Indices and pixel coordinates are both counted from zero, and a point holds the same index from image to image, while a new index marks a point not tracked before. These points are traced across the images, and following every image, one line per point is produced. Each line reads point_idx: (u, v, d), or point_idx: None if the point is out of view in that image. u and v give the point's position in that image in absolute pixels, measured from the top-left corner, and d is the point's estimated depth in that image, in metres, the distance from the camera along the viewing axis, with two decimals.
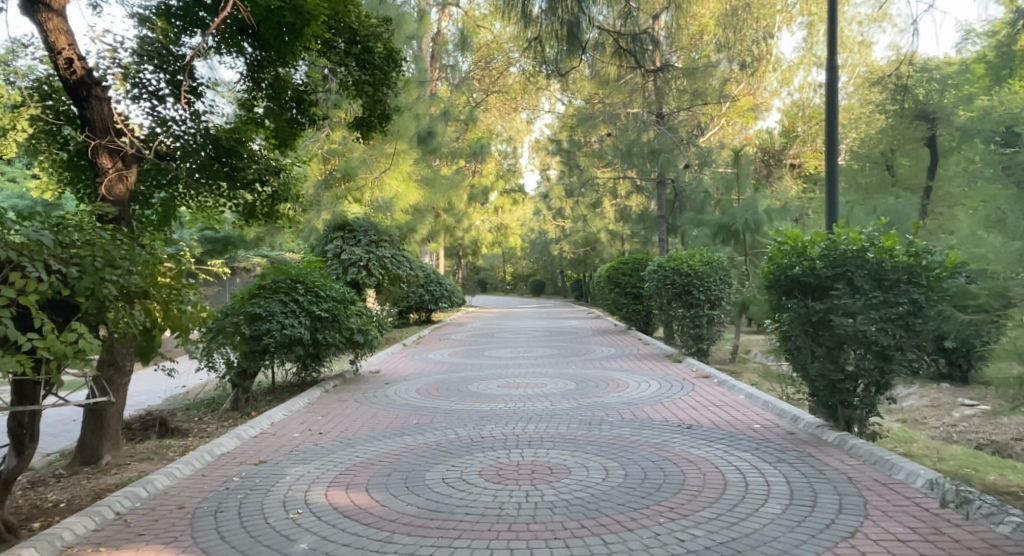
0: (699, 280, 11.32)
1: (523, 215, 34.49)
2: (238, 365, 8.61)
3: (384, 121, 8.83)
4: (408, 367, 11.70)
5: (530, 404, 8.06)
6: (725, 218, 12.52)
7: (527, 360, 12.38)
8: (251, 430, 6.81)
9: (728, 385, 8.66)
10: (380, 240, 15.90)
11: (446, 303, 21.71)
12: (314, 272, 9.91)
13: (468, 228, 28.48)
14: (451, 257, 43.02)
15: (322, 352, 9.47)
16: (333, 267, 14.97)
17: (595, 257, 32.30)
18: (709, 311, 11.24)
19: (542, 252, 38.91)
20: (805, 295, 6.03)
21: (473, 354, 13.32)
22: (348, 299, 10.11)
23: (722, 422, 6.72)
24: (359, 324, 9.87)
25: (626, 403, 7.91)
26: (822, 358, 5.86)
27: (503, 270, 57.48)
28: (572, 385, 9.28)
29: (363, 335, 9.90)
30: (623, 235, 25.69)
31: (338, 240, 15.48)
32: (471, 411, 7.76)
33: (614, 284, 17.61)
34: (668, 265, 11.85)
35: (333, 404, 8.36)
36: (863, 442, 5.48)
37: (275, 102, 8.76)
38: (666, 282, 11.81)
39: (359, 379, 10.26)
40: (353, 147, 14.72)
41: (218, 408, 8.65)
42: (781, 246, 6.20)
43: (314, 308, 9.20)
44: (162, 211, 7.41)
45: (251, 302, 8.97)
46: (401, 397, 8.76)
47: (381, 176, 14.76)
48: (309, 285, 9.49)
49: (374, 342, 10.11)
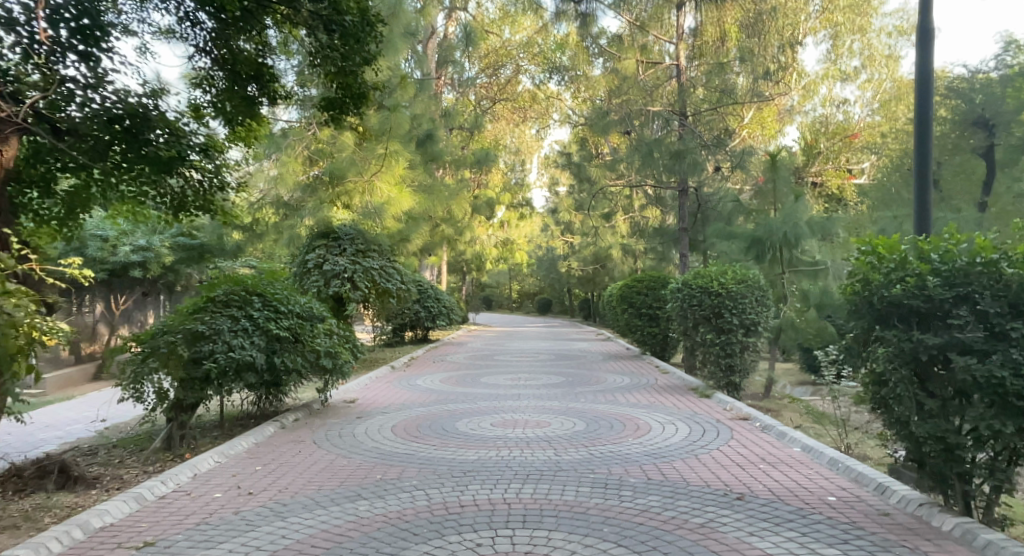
0: (731, 300, 9.62)
1: (530, 230, 33.00)
2: (173, 398, 7.05)
3: (364, 102, 7.55)
4: (391, 396, 10.07)
5: (528, 453, 6.43)
6: (759, 231, 11.00)
7: (527, 389, 10.76)
8: (161, 487, 5.22)
9: (776, 432, 7.02)
10: (368, 249, 14.29)
11: (444, 322, 20.13)
12: (276, 283, 8.39)
13: (471, 242, 27.00)
14: (455, 272, 41.51)
15: (281, 379, 7.88)
16: (314, 278, 13.41)
17: (605, 274, 30.74)
18: (743, 338, 9.59)
19: (550, 269, 37.34)
20: (907, 324, 4.44)
21: (468, 381, 11.68)
22: (317, 315, 8.56)
23: (782, 491, 5.08)
24: (329, 346, 8.30)
25: (649, 454, 6.29)
26: (934, 414, 4.24)
27: (510, 287, 55.83)
28: (581, 426, 7.64)
29: (334, 359, 8.33)
30: (635, 252, 24.14)
31: (321, 249, 13.92)
32: (453, 461, 6.14)
33: (628, 304, 16.02)
34: (693, 283, 10.15)
35: (285, 445, 6.77)
36: (1003, 538, 3.85)
37: (232, 78, 7.47)
38: (692, 304, 10.09)
39: (328, 411, 8.67)
40: (340, 145, 13.40)
41: (146, 448, 7.07)
42: (868, 257, 4.65)
43: (271, 326, 7.62)
44: (68, 203, 5.98)
45: (194, 318, 7.39)
46: (369, 438, 7.14)
47: (370, 179, 13.41)
48: (268, 299, 7.94)
49: (347, 366, 8.54)
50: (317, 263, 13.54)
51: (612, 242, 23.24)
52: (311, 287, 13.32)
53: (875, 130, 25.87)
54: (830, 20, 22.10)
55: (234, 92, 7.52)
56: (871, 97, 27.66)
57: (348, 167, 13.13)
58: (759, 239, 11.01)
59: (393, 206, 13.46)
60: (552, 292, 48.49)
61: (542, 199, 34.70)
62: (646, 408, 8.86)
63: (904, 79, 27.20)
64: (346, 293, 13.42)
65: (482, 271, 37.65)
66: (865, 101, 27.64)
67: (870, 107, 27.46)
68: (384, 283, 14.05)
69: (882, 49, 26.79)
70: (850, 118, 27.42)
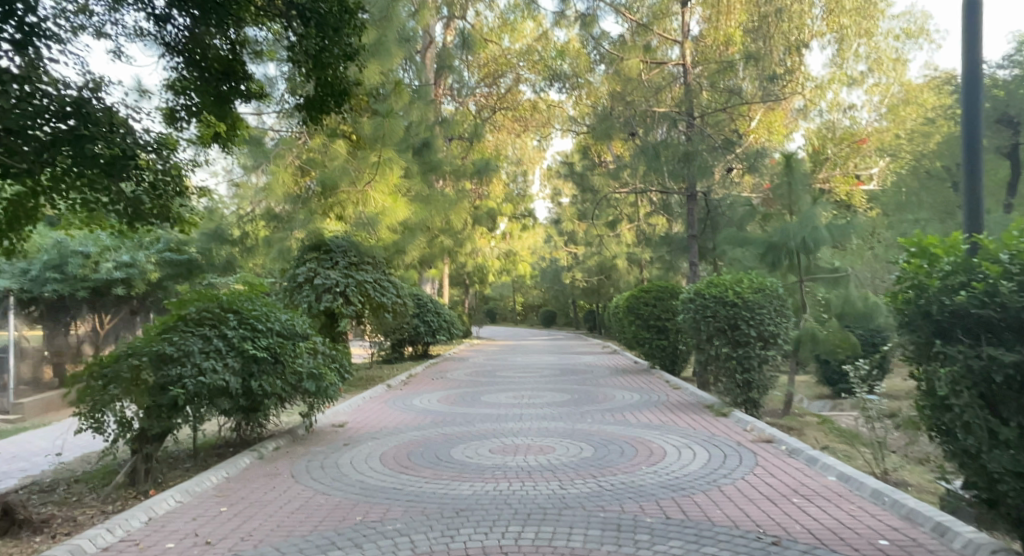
0: (747, 310, 8.89)
1: (533, 242, 32.36)
2: (137, 428, 6.37)
3: (346, 98, 6.93)
4: (384, 419, 9.37)
5: (531, 486, 5.73)
6: (774, 236, 10.31)
7: (530, 409, 10.06)
8: (106, 537, 4.55)
9: (805, 457, 6.31)
10: (361, 262, 13.69)
11: (445, 336, 19.44)
12: (255, 298, 7.74)
13: (472, 254, 26.36)
14: (458, 285, 40.85)
15: (260, 404, 7.21)
16: (304, 293, 12.74)
17: (611, 285, 30.06)
18: (761, 351, 8.90)
19: (554, 281, 36.65)
20: (975, 337, 3.92)
21: (466, 401, 10.98)
22: (301, 333, 7.90)
23: (824, 535, 4.39)
24: (313, 366, 7.63)
25: (665, 486, 5.58)
26: (1011, 449, 3.66)
27: (514, 300, 55.10)
28: (589, 452, 6.94)
29: (318, 380, 7.66)
30: (642, 262, 23.44)
31: (312, 263, 13.27)
32: (446, 498, 5.44)
33: (635, 315, 15.33)
34: (706, 292, 9.44)
35: (259, 480, 6.10)
36: None
37: (204, 76, 6.97)
38: (705, 315, 9.39)
39: (312, 437, 7.97)
40: (331, 153, 12.80)
41: (109, 483, 6.40)
42: (921, 259, 4.21)
43: (247, 346, 6.95)
44: (13, 210, 5.58)
45: (162, 338, 6.73)
46: (354, 470, 6.45)
47: (363, 188, 12.81)
48: (245, 316, 7.28)
49: (333, 388, 7.86)
50: (307, 277, 12.86)
51: (616, 252, 22.57)
52: (301, 303, 12.65)
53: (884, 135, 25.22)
54: (837, 22, 21.48)
55: (206, 92, 7.04)
56: (879, 101, 27.04)
57: (339, 176, 12.56)
58: (774, 245, 10.32)
59: (386, 216, 12.82)
60: (557, 304, 47.81)
61: (544, 210, 34.08)
62: (658, 429, 8.15)
63: (913, 82, 26.58)
64: (338, 308, 12.74)
65: (485, 284, 36.98)
66: (872, 105, 27.02)
67: (877, 112, 26.82)
68: (378, 297, 13.38)
69: (890, 52, 26.11)
70: (857, 124, 26.78)
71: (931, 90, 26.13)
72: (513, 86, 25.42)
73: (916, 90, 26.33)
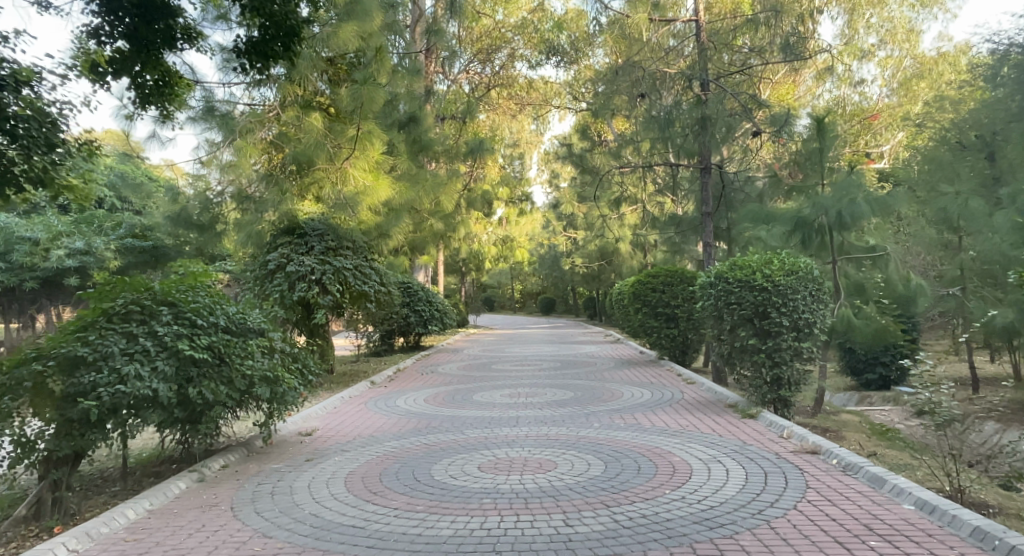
0: (779, 297, 7.63)
1: (531, 227, 31.12)
2: (41, 449, 5.15)
3: (297, 40, 6.36)
4: (360, 426, 8.17)
5: (529, 523, 4.51)
6: (805, 209, 9.06)
7: (527, 410, 8.85)
8: None
9: (870, 475, 5.11)
10: (340, 247, 12.45)
11: (437, 327, 18.26)
12: (200, 286, 6.48)
13: (466, 239, 25.18)
14: (453, 272, 39.64)
15: (202, 414, 6.01)
16: (276, 282, 11.43)
17: (612, 272, 28.93)
18: (794, 342, 7.68)
19: (553, 267, 35.50)
20: None
21: (457, 401, 9.78)
22: (255, 328, 6.63)
23: None
24: (268, 368, 6.38)
25: (699, 524, 4.39)
26: None
27: (512, 287, 53.89)
28: (599, 470, 5.72)
29: (274, 384, 6.43)
30: (645, 246, 22.22)
31: (284, 248, 11.94)
32: (418, 544, 4.24)
33: (642, 302, 14.13)
34: (728, 275, 8.10)
35: (191, 513, 4.93)
36: None
37: (125, 18, 6.02)
38: (728, 302, 8.05)
39: (270, 452, 6.76)
40: (305, 126, 11.60)
41: (8, 516, 5.21)
42: None
43: (182, 346, 5.72)
44: None
45: (74, 337, 5.48)
46: (311, 498, 5.24)
47: (340, 164, 11.69)
48: (181, 310, 6.03)
49: (293, 394, 6.61)
50: (279, 263, 11.53)
51: (618, 236, 21.35)
52: (272, 293, 11.33)
53: (897, 111, 23.95)
54: None
55: (122, 32, 6.10)
56: (891, 76, 25.71)
57: (313, 150, 11.50)
58: (804, 219, 9.07)
59: (367, 196, 11.60)
60: (555, 291, 46.60)
61: (542, 193, 32.83)
62: (678, 437, 6.93)
63: (926, 55, 25.24)
64: (313, 298, 11.43)
65: (482, 271, 35.76)
66: (883, 80, 25.74)
67: (889, 86, 25.52)
68: (360, 286, 11.98)
69: (904, 22, 24.66)
70: (868, 99, 25.49)
71: (946, 63, 24.80)
72: (508, 63, 24.10)
73: (930, 63, 25.01)
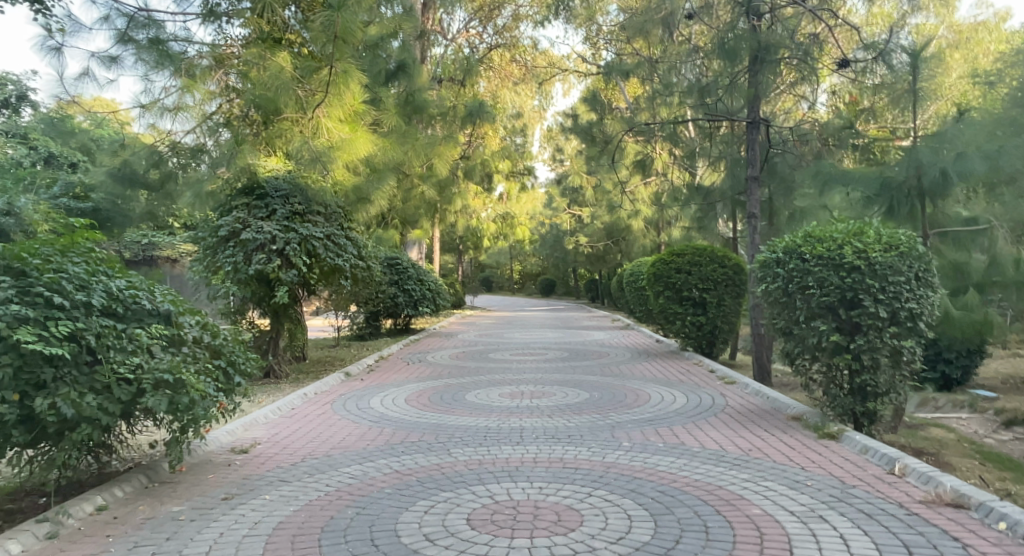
0: (876, 280, 5.70)
1: (533, 204, 29.13)
2: None
3: None
4: (316, 439, 6.23)
5: None
6: (894, 168, 7.11)
7: (531, 420, 6.89)
8: None
9: None
10: (308, 212, 10.14)
11: (430, 308, 16.36)
12: (78, 249, 4.53)
13: (462, 215, 23.23)
14: (451, 251, 37.72)
15: (63, 437, 4.12)
16: (228, 253, 9.31)
17: (619, 251, 27.05)
18: (893, 340, 5.79)
19: (554, 246, 33.50)
20: None
21: (445, 404, 7.81)
22: (156, 312, 4.68)
23: None
24: (166, 369, 4.39)
25: None
26: None
27: (511, 268, 52.04)
28: (646, 536, 3.84)
29: (176, 392, 4.43)
30: (659, 224, 20.26)
31: (240, 210, 9.75)
32: None
33: (663, 285, 12.27)
34: (802, 250, 6.12)
35: None
36: None
37: None
38: (800, 288, 6.08)
39: (179, 483, 4.85)
40: (269, 64, 9.58)
41: None
42: None
43: (25, 337, 3.83)
44: None
45: None
46: None
47: (311, 113, 9.87)
48: (37, 281, 4.12)
49: (206, 406, 4.61)
50: (232, 230, 9.44)
51: (629, 212, 19.35)
52: (223, 265, 9.25)
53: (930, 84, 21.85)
54: None
55: None
56: None
57: (278, 92, 9.51)
58: (892, 181, 7.09)
59: (343, 150, 9.72)
60: (555, 272, 44.76)
61: (545, 169, 30.82)
62: (750, 472, 4.97)
63: (964, 24, 23.06)
64: (273, 272, 9.35)
65: (479, 250, 33.83)
66: None
67: None
68: (332, 260, 9.92)
69: None
70: None
71: (983, 31, 22.67)
72: (512, 22, 21.97)
73: (968, 31, 22.88)
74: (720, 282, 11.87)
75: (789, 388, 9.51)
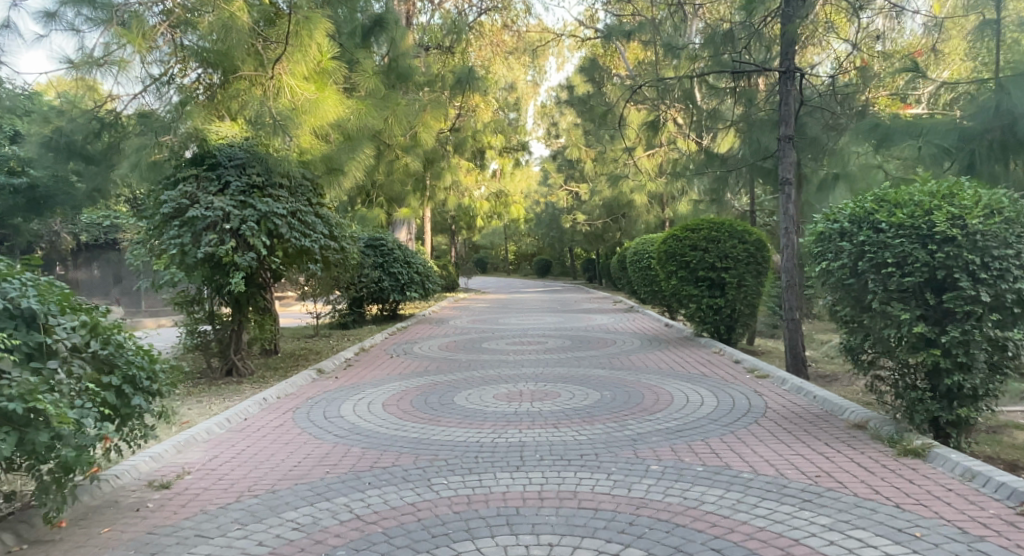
0: (975, 255, 4.44)
1: (529, 182, 27.71)
2: None
3: None
4: (261, 465, 4.92)
5: None
6: (972, 118, 6.07)
7: (532, 432, 5.61)
8: None
9: None
10: (269, 184, 8.75)
11: (418, 293, 15.03)
12: None
13: (453, 193, 21.80)
14: (444, 232, 36.28)
15: None
16: (172, 234, 7.92)
17: (620, 227, 25.70)
18: (995, 331, 4.53)
19: (551, 225, 32.14)
20: None
21: (429, 411, 6.50)
22: (20, 313, 3.42)
23: None
24: (16, 395, 3.11)
25: None
26: None
27: (506, 249, 50.71)
28: None
29: (30, 425, 3.15)
30: (664, 198, 18.93)
31: (187, 184, 8.35)
32: None
33: (676, 263, 10.98)
34: (877, 218, 4.83)
35: None
36: None
37: None
38: (874, 266, 4.80)
39: (56, 545, 3.57)
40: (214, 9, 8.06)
41: None
42: None
43: None
44: None
45: None
46: None
47: (270, 70, 8.51)
48: None
49: (80, 443, 3.31)
50: (177, 207, 8.09)
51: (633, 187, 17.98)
52: (167, 248, 7.89)
53: None
54: None
55: None
56: None
57: (229, 46, 8.07)
58: (971, 132, 6.04)
59: (309, 113, 8.35)
60: (552, 252, 43.46)
61: (541, 145, 29.36)
62: (832, 517, 3.71)
63: None
64: (226, 256, 7.98)
65: (473, 231, 32.48)
66: None
67: None
68: (296, 241, 8.55)
69: None
70: None
71: None
72: None
73: None
74: (742, 259, 10.58)
75: (829, 381, 8.23)
